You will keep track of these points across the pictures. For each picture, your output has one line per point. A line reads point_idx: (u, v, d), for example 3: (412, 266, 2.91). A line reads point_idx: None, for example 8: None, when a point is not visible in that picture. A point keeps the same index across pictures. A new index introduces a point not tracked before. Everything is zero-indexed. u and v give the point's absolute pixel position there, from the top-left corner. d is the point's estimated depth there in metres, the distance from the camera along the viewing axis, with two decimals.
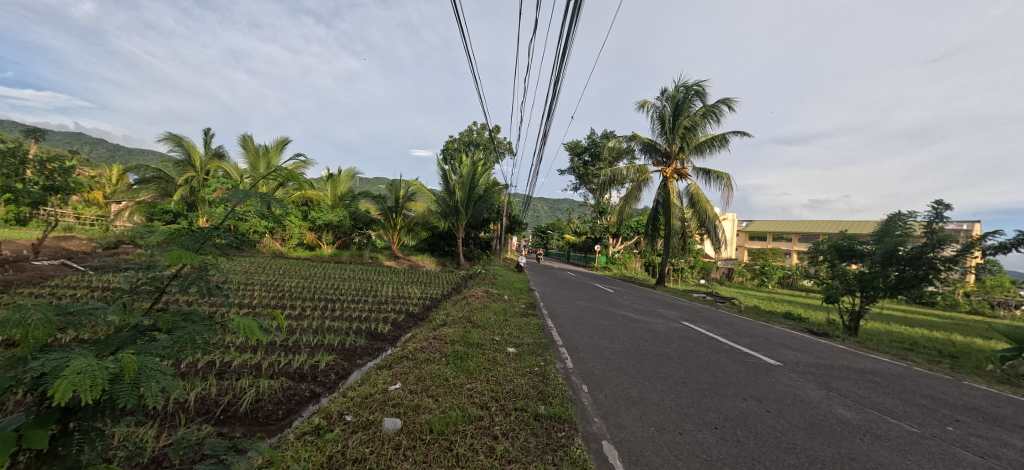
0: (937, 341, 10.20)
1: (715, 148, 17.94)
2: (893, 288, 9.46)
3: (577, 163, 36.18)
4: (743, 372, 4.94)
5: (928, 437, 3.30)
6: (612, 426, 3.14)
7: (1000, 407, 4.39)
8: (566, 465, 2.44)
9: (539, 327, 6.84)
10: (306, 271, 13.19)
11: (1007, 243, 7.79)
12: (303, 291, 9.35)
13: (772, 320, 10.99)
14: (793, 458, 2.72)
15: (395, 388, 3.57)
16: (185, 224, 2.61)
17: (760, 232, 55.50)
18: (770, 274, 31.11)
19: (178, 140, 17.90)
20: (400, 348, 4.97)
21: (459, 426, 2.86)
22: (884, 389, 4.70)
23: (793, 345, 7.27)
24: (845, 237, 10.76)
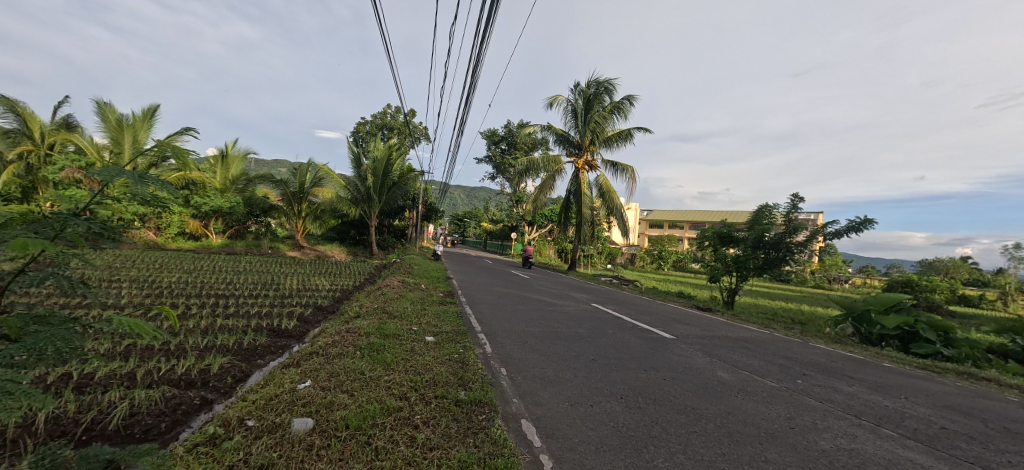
0: (789, 311, 12.38)
1: (621, 142, 19.35)
2: (760, 269, 11.12)
3: (494, 152, 36.70)
4: (642, 345, 5.53)
5: (785, 389, 3.99)
6: (530, 405, 3.27)
7: (833, 362, 5.47)
8: (487, 446, 2.48)
9: (457, 315, 6.84)
10: (188, 264, 11.54)
11: (842, 230, 9.63)
12: (184, 286, 8.17)
13: (667, 299, 12.39)
14: (684, 418, 3.08)
15: (305, 386, 3.31)
16: (23, 207, 2.12)
17: (658, 221, 61.70)
18: (666, 258, 35.07)
19: (9, 104, 14.28)
20: (309, 344, 4.62)
21: (376, 420, 2.76)
22: (754, 353, 5.58)
23: (684, 320, 8.24)
24: (725, 225, 12.27)
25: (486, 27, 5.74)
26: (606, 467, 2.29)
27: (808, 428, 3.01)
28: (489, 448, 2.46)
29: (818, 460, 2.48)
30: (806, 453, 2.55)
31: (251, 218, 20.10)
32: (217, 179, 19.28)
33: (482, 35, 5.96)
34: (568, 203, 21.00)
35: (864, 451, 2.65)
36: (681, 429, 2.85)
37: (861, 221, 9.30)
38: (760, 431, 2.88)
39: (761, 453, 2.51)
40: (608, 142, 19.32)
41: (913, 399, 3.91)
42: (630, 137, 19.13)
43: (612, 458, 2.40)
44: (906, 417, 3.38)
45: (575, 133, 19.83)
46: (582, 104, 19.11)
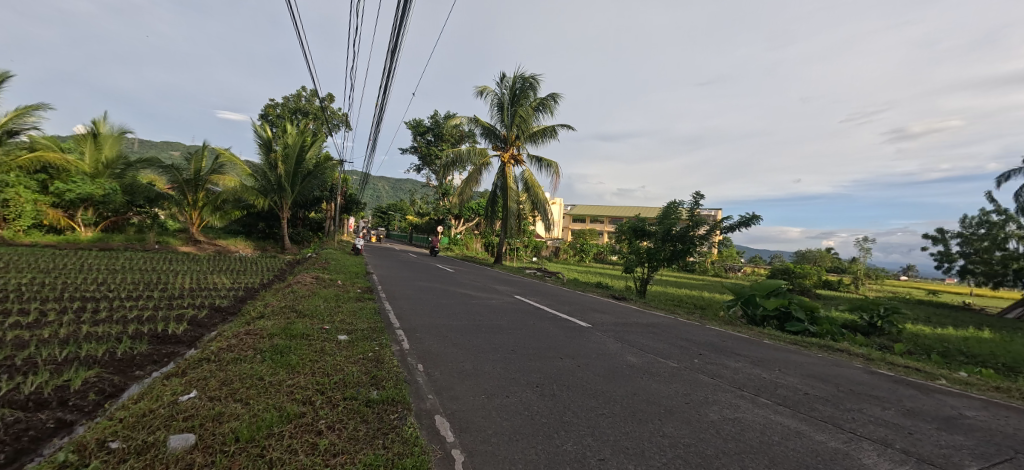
0: (690, 298, 13.76)
1: (546, 139, 19.95)
2: (668, 260, 12.12)
3: (419, 142, 36.15)
4: (560, 334, 5.76)
5: (683, 368, 4.40)
6: (445, 400, 3.23)
7: (725, 341, 6.17)
8: (396, 446, 2.38)
9: (375, 311, 6.57)
10: (42, 262, 9.72)
11: (735, 225, 10.85)
12: (31, 288, 6.82)
13: (586, 289, 13.09)
14: (594, 401, 3.25)
15: (189, 397, 2.95)
16: None
17: (580, 215, 65.44)
18: (587, 251, 37.45)
19: None
20: (199, 350, 4.13)
21: (273, 429, 2.53)
22: (661, 337, 6.08)
23: (600, 308, 8.75)
24: (639, 219, 13.19)
25: (404, 11, 5.58)
26: (516, 456, 2.32)
27: (701, 402, 3.33)
28: (398, 448, 2.36)
29: (707, 431, 2.74)
30: (698, 426, 2.82)
31: (132, 207, 17.31)
32: (86, 162, 16.52)
33: (400, 18, 5.74)
34: (495, 197, 21.19)
35: (744, 419, 3.00)
36: (591, 413, 3.00)
37: (748, 216, 10.54)
38: (661, 409, 3.13)
39: (660, 429, 2.73)
40: (533, 137, 19.80)
41: (784, 370, 4.53)
42: (554, 134, 19.79)
43: (524, 446, 2.44)
44: (778, 386, 3.90)
45: (502, 128, 20.07)
46: (508, 98, 19.42)
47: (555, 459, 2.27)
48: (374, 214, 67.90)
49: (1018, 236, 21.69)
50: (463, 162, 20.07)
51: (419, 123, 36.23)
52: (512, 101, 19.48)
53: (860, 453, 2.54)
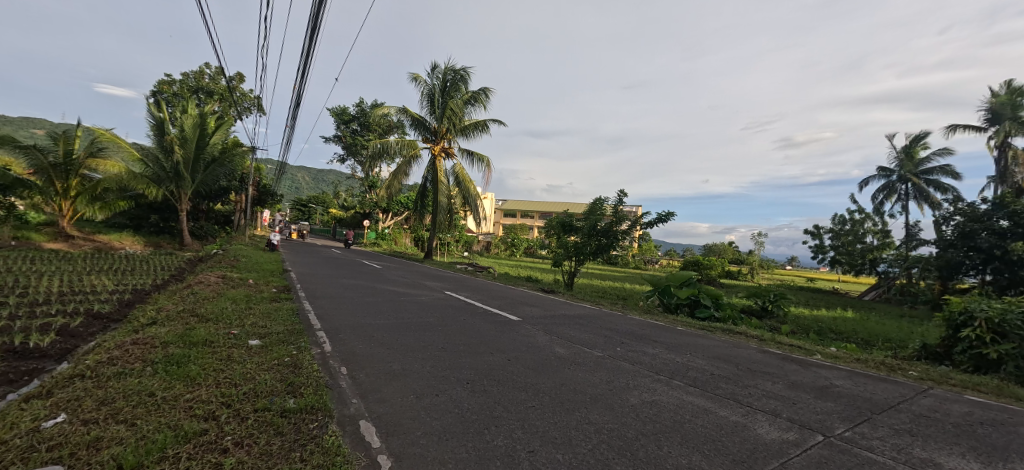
0: (614, 289, 14.68)
1: (478, 133, 19.90)
2: (594, 253, 12.78)
3: (344, 131, 34.59)
4: (491, 330, 5.83)
5: (606, 357, 4.69)
6: (371, 404, 3.12)
7: (643, 329, 6.68)
8: (316, 458, 2.25)
9: (293, 313, 6.13)
10: None
11: (654, 221, 11.71)
12: None
13: (517, 283, 13.38)
14: (523, 394, 3.34)
15: (54, 423, 2.52)
16: None
17: (511, 211, 67.11)
18: (518, 246, 38.75)
19: None
20: (69, 365, 3.55)
21: (168, 451, 2.26)
22: (587, 328, 6.42)
23: (530, 302, 9.00)
24: (567, 215, 13.74)
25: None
26: (445, 456, 2.30)
27: (622, 388, 3.58)
28: (318, 460, 2.23)
29: (627, 416, 2.95)
30: (619, 411, 3.02)
31: None
32: None
33: (316, 2, 5.39)
34: (425, 191, 21.12)
35: (659, 401, 3.27)
36: (521, 406, 3.08)
37: (664, 213, 11.43)
38: (585, 397, 3.31)
39: (585, 417, 2.88)
40: (464, 130, 19.70)
41: (692, 353, 5.03)
42: (486, 128, 19.79)
43: (453, 445, 2.43)
44: (689, 369, 4.30)
45: (433, 119, 19.75)
46: (438, 89, 19.15)
47: (485, 455, 2.29)
48: (292, 205, 62.94)
49: (873, 231, 26.00)
50: (391, 153, 19.48)
51: (344, 110, 34.48)
52: (443, 93, 19.29)
53: (755, 424, 2.89)
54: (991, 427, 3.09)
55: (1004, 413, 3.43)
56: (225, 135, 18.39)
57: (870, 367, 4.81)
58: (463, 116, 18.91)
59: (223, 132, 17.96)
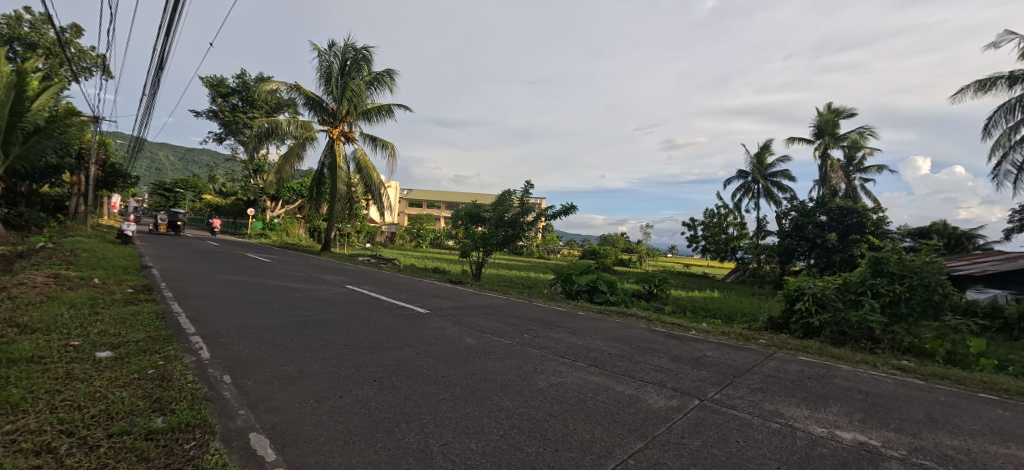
0: (520, 278, 15.30)
1: (381, 117, 18.99)
2: (501, 244, 13.13)
3: (221, 106, 30.48)
4: (398, 324, 5.65)
5: (515, 344, 4.86)
6: (262, 413, 2.81)
7: (548, 315, 7.09)
8: None
9: (156, 317, 5.23)
10: None
11: (557, 213, 12.40)
12: None
13: (424, 275, 13.16)
14: (435, 387, 3.31)
15: None
16: None
17: (417, 200, 66.28)
18: (424, 236, 38.62)
19: None
20: None
21: None
22: (496, 317, 6.59)
23: (437, 294, 8.90)
24: (475, 206, 13.88)
25: None
26: (352, 459, 2.17)
27: (531, 373, 3.75)
28: None
29: (536, 399, 3.10)
30: (529, 395, 3.17)
31: None
32: None
33: None
34: (321, 177, 19.77)
35: (565, 382, 3.50)
36: (432, 399, 3.04)
37: (567, 206, 12.15)
38: (497, 385, 3.40)
39: (497, 404, 2.96)
40: (366, 115, 18.72)
41: (593, 336, 5.46)
42: (390, 113, 18.96)
43: (360, 447, 2.31)
44: (590, 350, 4.67)
45: (331, 100, 18.44)
46: (337, 68, 17.90)
47: (396, 452, 2.21)
48: (152, 189, 53.33)
49: (733, 224, 30.78)
50: (281, 134, 17.93)
51: (224, 81, 30.24)
52: (342, 73, 18.13)
53: (645, 395, 3.25)
54: (814, 380, 3.90)
55: (822, 368, 4.35)
56: (54, 101, 15.27)
57: (732, 339, 5.72)
58: (365, 99, 17.91)
59: (51, 96, 14.80)
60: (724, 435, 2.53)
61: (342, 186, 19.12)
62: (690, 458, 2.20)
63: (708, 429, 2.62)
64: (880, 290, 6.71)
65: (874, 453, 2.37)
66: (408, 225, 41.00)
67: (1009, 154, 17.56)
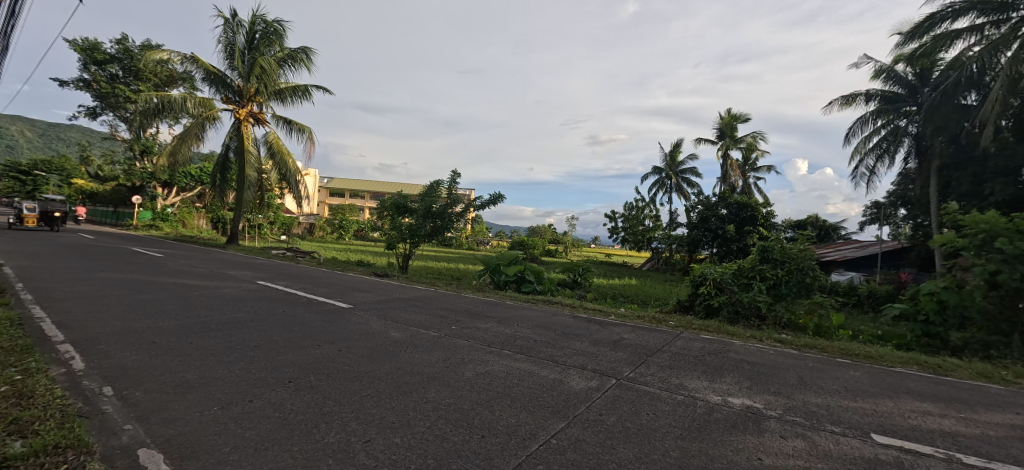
0: (448, 270, 15.20)
1: (297, 99, 17.46)
2: (428, 235, 12.92)
3: (95, 75, 26.05)
4: (319, 320, 5.32)
5: (443, 336, 4.84)
6: (154, 425, 2.50)
7: (475, 305, 7.16)
8: None
9: (9, 324, 4.37)
10: None
11: (485, 203, 12.49)
12: None
13: (347, 268, 12.50)
14: (358, 384, 3.19)
15: None
16: None
17: (338, 190, 62.89)
18: (347, 228, 37.00)
19: None
20: None
21: None
22: (424, 309, 6.50)
23: (361, 287, 8.53)
24: (401, 196, 13.48)
25: None
26: (263, 467, 2.01)
27: (459, 364, 3.76)
28: None
29: (463, 388, 3.12)
30: (456, 385, 3.19)
31: None
32: None
33: None
34: (226, 162, 17.90)
35: (492, 370, 3.57)
36: (355, 396, 2.94)
37: (495, 196, 12.27)
38: (423, 377, 3.38)
39: (423, 396, 2.94)
40: (278, 95, 17.19)
41: (520, 324, 5.62)
42: (307, 95, 17.47)
43: (272, 453, 2.14)
44: (517, 338, 4.80)
45: (237, 77, 16.67)
46: (243, 42, 16.27)
47: (315, 455, 2.10)
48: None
49: (649, 216, 33.35)
50: (176, 112, 15.87)
51: (99, 46, 25.83)
52: (250, 48, 16.46)
53: (568, 378, 3.43)
54: (713, 354, 4.40)
55: (719, 344, 4.91)
56: None
57: (645, 321, 6.24)
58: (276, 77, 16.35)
59: None
60: (636, 409, 2.76)
61: (252, 171, 17.47)
62: (606, 432, 2.37)
63: (622, 404, 2.85)
64: (766, 274, 7.65)
65: (758, 414, 2.75)
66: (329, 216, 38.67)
67: (863, 160, 21.09)
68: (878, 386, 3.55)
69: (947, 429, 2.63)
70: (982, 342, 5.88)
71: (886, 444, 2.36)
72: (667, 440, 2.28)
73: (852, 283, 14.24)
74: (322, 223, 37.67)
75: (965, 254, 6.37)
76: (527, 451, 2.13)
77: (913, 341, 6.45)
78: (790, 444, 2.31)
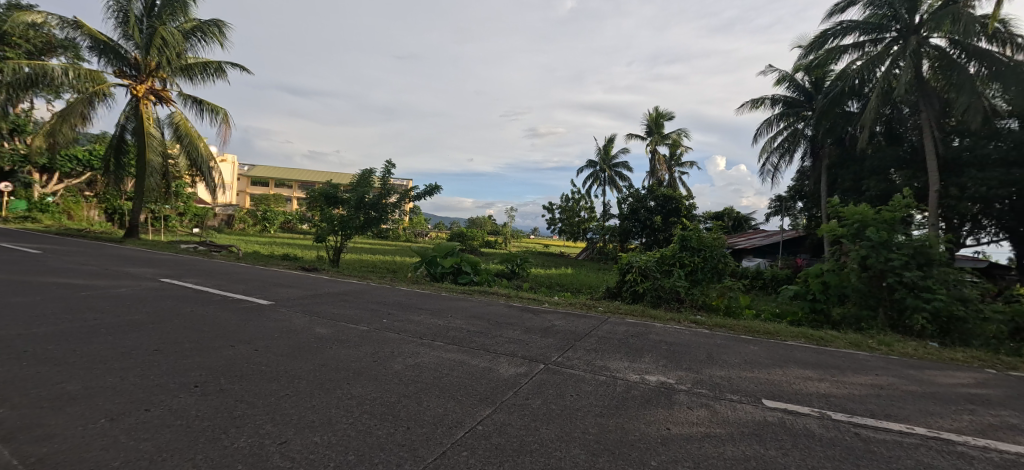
0: (384, 263, 14.77)
1: (209, 76, 15.80)
2: (361, 227, 12.44)
3: None
4: (235, 320, 4.93)
5: (372, 330, 4.74)
6: (18, 442, 2.14)
7: (409, 298, 7.06)
8: None
9: None
10: None
11: (421, 193, 12.27)
12: None
13: (270, 263, 11.67)
14: (276, 385, 3.02)
15: None
16: None
17: (261, 178, 58.27)
18: (272, 220, 34.78)
19: None
20: None
21: None
22: (354, 303, 6.30)
23: (286, 283, 8.02)
24: (331, 185, 12.80)
25: None
26: None
27: (388, 357, 3.72)
28: None
29: (391, 382, 3.09)
30: (384, 379, 3.15)
31: None
32: None
33: None
34: (121, 144, 15.85)
35: (422, 362, 3.58)
36: (274, 397, 2.79)
37: (431, 187, 12.08)
38: (349, 373, 3.29)
39: (348, 392, 2.87)
40: (185, 71, 15.45)
41: (454, 315, 5.65)
42: (221, 73, 15.87)
43: (176, 461, 1.96)
44: (450, 329, 4.84)
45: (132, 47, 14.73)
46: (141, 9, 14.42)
47: (223, 460, 1.96)
48: None
49: (584, 208, 34.72)
50: (55, 84, 13.72)
51: None
52: (149, 16, 14.60)
53: (498, 365, 3.53)
54: (635, 337, 4.73)
55: (642, 327, 5.28)
56: None
57: (576, 308, 6.56)
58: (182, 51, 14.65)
59: None
60: (560, 392, 2.91)
61: (155, 156, 15.79)
62: (531, 415, 2.48)
63: (547, 388, 2.99)
64: (685, 261, 8.33)
65: (668, 389, 3.02)
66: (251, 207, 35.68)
67: (769, 158, 23.46)
68: (771, 357, 4.05)
69: (822, 392, 3.08)
70: (855, 316, 6.89)
71: (774, 408, 2.71)
72: (588, 418, 2.44)
73: (759, 268, 15.92)
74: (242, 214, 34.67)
75: (844, 241, 7.38)
76: (453, 438, 2.17)
77: (803, 317, 7.38)
78: (695, 413, 2.58)
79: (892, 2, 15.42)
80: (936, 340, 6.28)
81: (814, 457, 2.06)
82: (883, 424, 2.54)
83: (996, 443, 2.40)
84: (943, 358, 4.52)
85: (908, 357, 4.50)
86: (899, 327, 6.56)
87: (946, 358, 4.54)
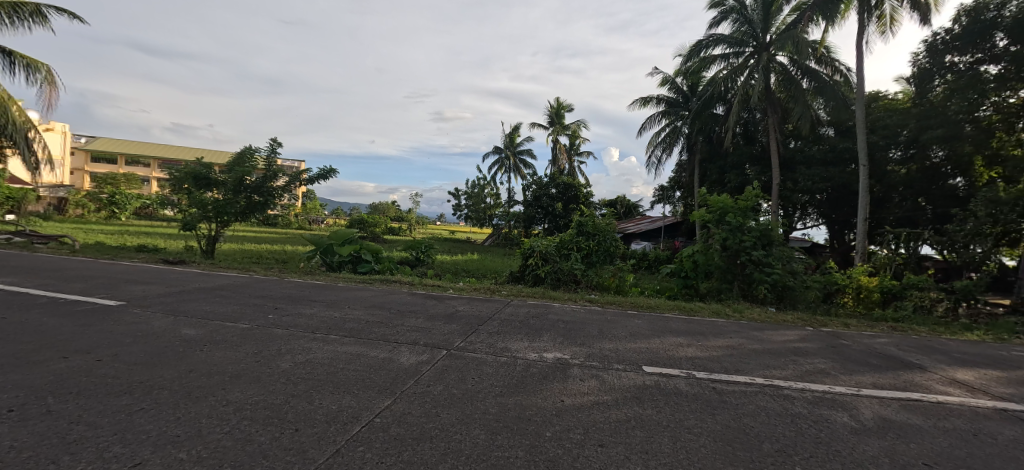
0: (271, 253, 13.36)
1: (21, 21, 12.41)
2: (242, 213, 11.06)
3: None
4: (69, 326, 4.05)
5: (256, 327, 4.29)
6: None
7: (300, 290, 6.51)
8: None
9: None
10: None
11: (314, 177, 11.30)
12: None
13: (119, 256, 9.77)
14: (128, 398, 2.58)
15: None
16: None
17: (106, 154, 48.05)
18: (122, 204, 29.17)
19: None
20: None
21: None
22: (232, 299, 5.61)
23: (142, 279, 6.80)
24: (201, 164, 11.07)
25: None
26: None
27: (273, 356, 3.40)
28: None
29: (278, 382, 2.85)
30: (269, 379, 2.90)
31: None
32: None
33: None
34: None
35: (314, 358, 3.35)
36: (127, 412, 2.39)
37: (326, 170, 11.18)
38: (227, 376, 2.96)
39: (224, 398, 2.59)
40: None
41: (351, 306, 5.38)
42: (41, 18, 12.59)
43: None
44: (347, 321, 4.59)
45: None
46: None
47: None
48: None
49: (489, 194, 35.27)
50: None
51: None
52: None
53: (398, 355, 3.46)
54: (535, 318, 5.00)
55: (541, 308, 5.60)
56: None
57: (481, 293, 6.70)
58: None
59: None
60: (461, 376, 2.97)
61: None
62: (432, 402, 2.50)
63: (449, 373, 3.03)
64: (582, 246, 8.99)
65: (563, 364, 3.27)
66: (90, 188, 29.18)
67: (654, 151, 26.11)
68: (651, 328, 4.61)
69: (690, 355, 3.62)
70: (717, 289, 8.17)
71: (651, 372, 3.11)
72: (489, 399, 2.54)
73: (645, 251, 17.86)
74: (78, 198, 28.25)
75: (710, 226, 8.58)
76: (348, 434, 2.10)
77: (678, 291, 8.45)
78: (585, 384, 2.84)
79: (750, 22, 18.26)
80: (774, 304, 7.84)
81: (681, 411, 2.42)
82: (733, 378, 3.08)
83: (808, 384, 3.07)
84: (776, 320, 5.60)
85: (754, 321, 5.48)
86: (748, 295, 7.98)
87: (777, 319, 5.64)
